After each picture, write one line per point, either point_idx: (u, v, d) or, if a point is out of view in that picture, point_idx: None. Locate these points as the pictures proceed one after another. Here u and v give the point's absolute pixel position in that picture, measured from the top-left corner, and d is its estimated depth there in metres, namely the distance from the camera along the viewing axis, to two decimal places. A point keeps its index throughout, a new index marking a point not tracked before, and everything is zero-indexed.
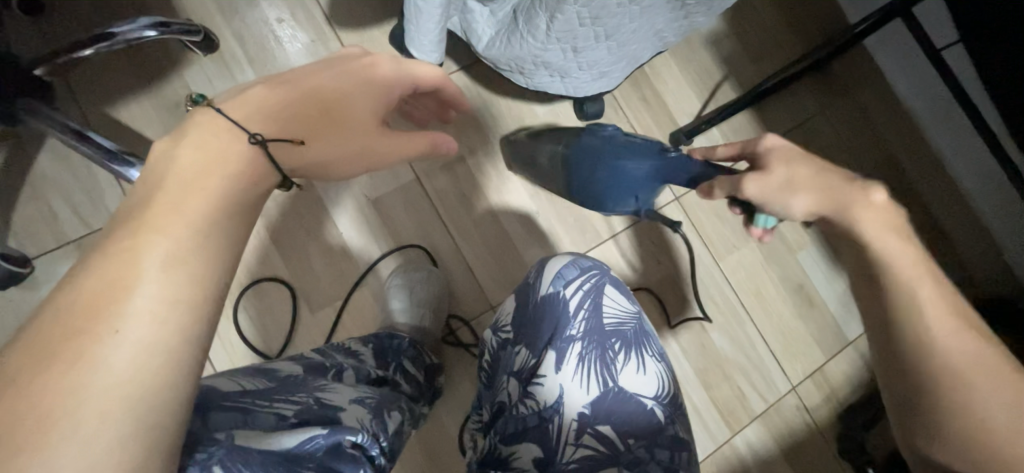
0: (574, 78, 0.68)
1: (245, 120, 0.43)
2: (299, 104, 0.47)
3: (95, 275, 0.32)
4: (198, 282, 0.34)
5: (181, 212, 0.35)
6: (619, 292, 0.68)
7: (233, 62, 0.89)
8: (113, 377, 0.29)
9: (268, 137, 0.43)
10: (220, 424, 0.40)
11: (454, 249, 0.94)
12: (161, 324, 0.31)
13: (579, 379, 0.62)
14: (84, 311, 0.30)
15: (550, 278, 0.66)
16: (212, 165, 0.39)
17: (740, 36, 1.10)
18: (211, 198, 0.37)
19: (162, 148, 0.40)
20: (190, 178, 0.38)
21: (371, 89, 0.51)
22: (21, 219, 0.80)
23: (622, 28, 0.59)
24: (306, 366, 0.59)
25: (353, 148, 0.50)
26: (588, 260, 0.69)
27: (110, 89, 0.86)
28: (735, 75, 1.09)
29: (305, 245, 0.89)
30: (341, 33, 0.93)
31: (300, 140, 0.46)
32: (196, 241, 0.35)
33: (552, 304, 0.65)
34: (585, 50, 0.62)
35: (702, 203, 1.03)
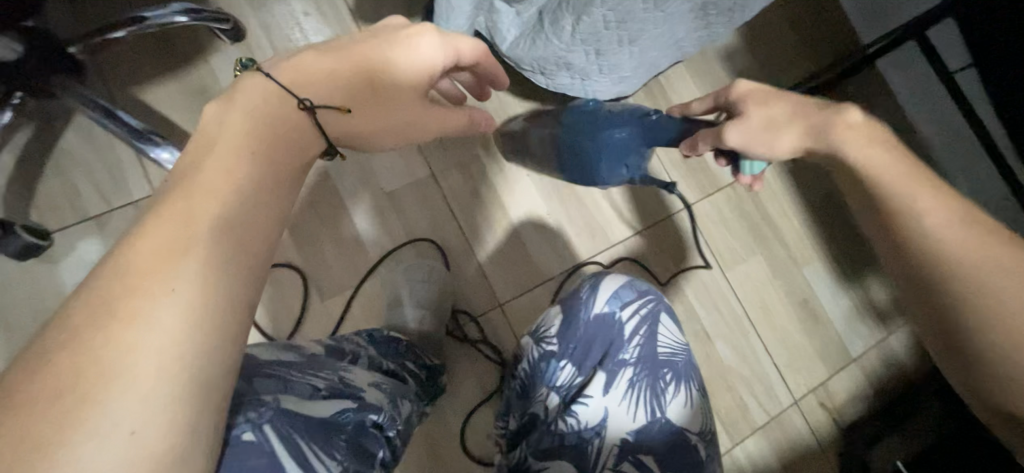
0: (594, 81, 0.69)
1: (295, 85, 0.45)
2: (342, 77, 0.48)
3: (148, 238, 0.33)
4: (247, 250, 0.35)
5: (233, 177, 0.37)
6: (672, 322, 0.70)
7: (259, 52, 0.92)
8: (165, 338, 0.30)
9: (315, 104, 0.45)
10: (264, 387, 0.42)
11: (466, 245, 0.95)
12: (210, 286, 0.33)
13: (627, 404, 0.63)
14: (137, 271, 0.31)
15: (607, 297, 0.68)
16: (253, 136, 0.40)
17: (754, 53, 1.12)
18: (259, 165, 0.39)
19: (214, 113, 0.41)
20: (235, 143, 0.39)
21: (416, 65, 0.51)
22: (44, 192, 0.81)
23: (645, 34, 0.61)
24: (330, 351, 0.61)
25: (391, 121, 0.51)
26: (644, 285, 0.71)
27: (137, 72, 0.88)
28: None
29: (318, 233, 0.90)
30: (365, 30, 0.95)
31: (345, 108, 0.48)
32: (245, 209, 0.36)
33: (604, 323, 0.68)
34: (608, 54, 0.63)
35: (712, 213, 1.04)
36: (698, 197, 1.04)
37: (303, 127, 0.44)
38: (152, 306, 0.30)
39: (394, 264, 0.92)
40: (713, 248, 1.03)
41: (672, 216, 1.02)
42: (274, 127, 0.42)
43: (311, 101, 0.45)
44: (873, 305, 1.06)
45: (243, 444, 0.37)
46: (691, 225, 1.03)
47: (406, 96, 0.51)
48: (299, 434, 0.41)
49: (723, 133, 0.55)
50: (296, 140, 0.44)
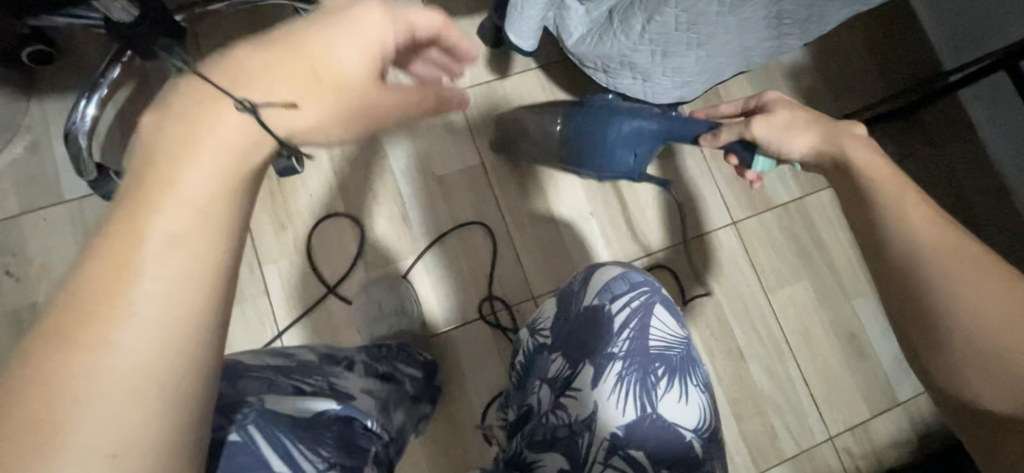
0: (656, 83, 0.69)
1: (230, 83, 0.33)
2: (280, 64, 0.35)
3: (106, 260, 0.28)
4: (211, 266, 0.29)
5: (179, 191, 0.29)
6: (668, 314, 0.63)
7: None
8: (129, 366, 0.26)
9: (251, 100, 0.33)
10: (249, 389, 0.42)
11: (507, 234, 0.97)
12: (172, 311, 0.28)
13: (616, 398, 0.59)
14: (107, 291, 0.27)
15: (597, 290, 0.63)
16: (207, 123, 0.31)
17: (821, 71, 1.08)
18: (218, 176, 0.30)
19: (149, 124, 0.31)
20: (182, 142, 0.30)
21: (358, 36, 0.37)
22: None
23: (715, 38, 0.61)
24: (323, 353, 0.59)
25: (344, 109, 0.37)
26: (639, 275, 0.64)
27: (226, 43, 0.95)
28: (813, 109, 1.07)
29: (369, 207, 0.94)
30: None
31: (289, 102, 0.34)
32: (212, 213, 0.30)
33: (594, 318, 0.62)
34: (674, 56, 0.63)
35: (760, 231, 1.02)
36: (746, 214, 1.02)
37: (238, 130, 0.32)
38: (113, 332, 0.27)
39: (438, 246, 0.95)
40: (757, 267, 1.01)
41: (717, 230, 1.01)
42: (210, 133, 0.31)
43: (253, 101, 0.33)
44: None
45: (233, 444, 0.36)
46: (736, 242, 1.01)
47: (367, 79, 0.37)
48: (284, 432, 0.38)
49: (751, 124, 0.62)
50: (238, 149, 0.32)
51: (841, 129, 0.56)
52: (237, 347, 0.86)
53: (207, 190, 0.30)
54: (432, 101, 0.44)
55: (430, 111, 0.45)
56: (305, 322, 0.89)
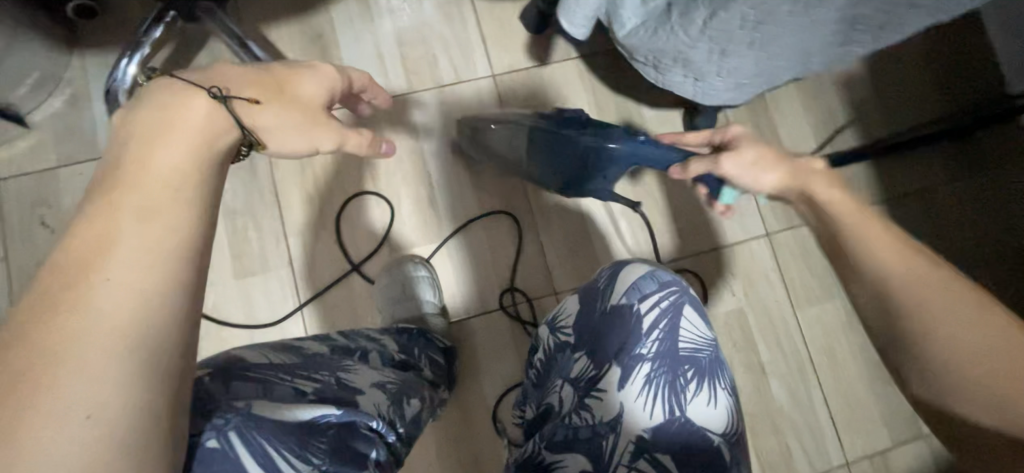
0: (707, 83, 0.66)
1: (203, 80, 0.44)
2: (251, 77, 0.46)
3: (85, 230, 0.32)
4: (177, 230, 0.34)
5: (153, 170, 0.36)
6: (698, 316, 0.61)
7: (376, 9, 0.97)
8: (109, 322, 0.29)
9: (230, 94, 0.44)
10: (240, 393, 0.38)
11: (534, 226, 0.95)
12: (145, 269, 0.31)
13: (643, 400, 0.57)
14: (83, 259, 0.31)
15: (624, 289, 0.61)
16: (167, 131, 0.39)
17: (875, 82, 1.03)
18: (184, 152, 0.38)
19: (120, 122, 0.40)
20: (158, 134, 0.38)
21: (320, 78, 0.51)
22: None
23: (779, 40, 0.57)
24: (333, 347, 0.55)
25: (291, 117, 0.48)
26: (667, 275, 0.62)
27: (266, 10, 0.94)
28: (862, 122, 1.02)
29: (397, 187, 0.93)
30: (476, 3, 0.99)
31: (256, 100, 0.45)
32: (174, 192, 0.35)
33: (620, 317, 0.60)
34: (732, 56, 0.60)
35: (794, 246, 0.98)
36: (780, 226, 0.99)
37: (210, 115, 0.41)
38: (93, 290, 0.30)
39: (462, 233, 0.94)
40: (788, 282, 0.97)
41: (749, 240, 0.98)
42: (186, 118, 0.40)
43: (223, 93, 0.43)
44: None
45: (208, 451, 0.34)
46: (768, 254, 0.98)
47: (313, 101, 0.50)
48: (268, 440, 0.36)
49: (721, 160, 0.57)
50: (201, 135, 0.40)
51: (808, 164, 0.52)
52: (260, 316, 0.87)
53: (175, 167, 0.37)
54: (357, 141, 0.51)
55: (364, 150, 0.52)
56: (327, 296, 0.89)
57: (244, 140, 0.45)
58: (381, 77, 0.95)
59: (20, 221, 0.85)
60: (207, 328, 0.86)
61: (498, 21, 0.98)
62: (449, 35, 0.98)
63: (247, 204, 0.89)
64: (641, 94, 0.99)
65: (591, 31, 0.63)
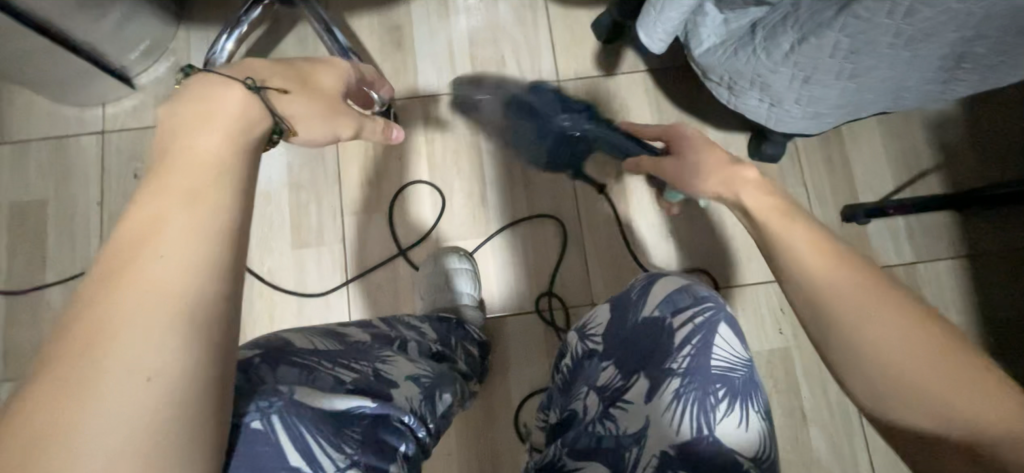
0: (784, 110, 0.64)
1: (236, 74, 0.44)
2: (278, 69, 0.48)
3: (138, 214, 0.34)
4: (222, 214, 0.35)
5: (197, 152, 0.37)
6: (735, 333, 0.55)
7: (452, 6, 1.00)
8: (160, 297, 0.31)
9: (261, 84, 0.45)
10: (284, 378, 0.41)
11: (581, 235, 0.95)
12: (193, 247, 0.33)
13: (670, 417, 0.52)
14: (138, 240, 0.32)
15: (657, 300, 0.57)
16: (209, 120, 0.39)
17: (969, 126, 0.95)
18: (225, 139, 0.39)
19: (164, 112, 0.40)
20: (202, 121, 0.39)
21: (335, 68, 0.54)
22: None
23: (873, 72, 0.54)
24: (375, 335, 0.55)
25: (319, 107, 0.50)
26: (704, 288, 0.57)
27: None
28: (950, 168, 0.95)
29: (451, 180, 0.96)
30: (550, 7, 1.00)
31: (284, 90, 0.47)
32: (218, 177, 0.36)
33: (652, 330, 0.56)
34: (817, 84, 0.58)
35: None
36: None
37: (246, 105, 0.42)
38: (147, 267, 0.31)
39: (508, 232, 0.95)
40: None
41: None
42: (224, 106, 0.41)
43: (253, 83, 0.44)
44: None
45: (251, 431, 0.37)
46: None
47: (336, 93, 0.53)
48: (305, 427, 0.38)
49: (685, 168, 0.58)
50: (241, 121, 0.41)
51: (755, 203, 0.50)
52: (310, 286, 0.92)
53: (218, 152, 0.38)
54: (372, 128, 0.56)
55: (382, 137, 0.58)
56: (373, 276, 0.93)
57: (276, 128, 0.45)
58: (449, 72, 0.98)
59: (118, 171, 0.94)
60: (262, 290, 0.92)
61: (570, 27, 0.99)
62: (520, 37, 0.99)
63: (311, 179, 0.95)
64: (707, 113, 0.96)
65: (668, 46, 0.62)
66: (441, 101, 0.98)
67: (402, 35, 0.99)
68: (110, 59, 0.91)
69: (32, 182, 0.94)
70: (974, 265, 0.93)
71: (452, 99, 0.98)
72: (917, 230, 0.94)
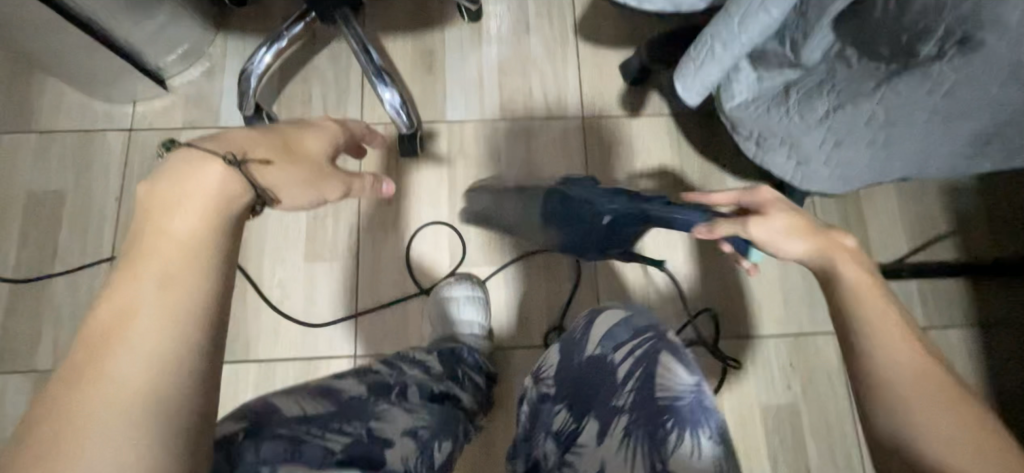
0: (811, 169, 0.64)
1: (216, 145, 0.39)
2: (258, 137, 0.43)
3: (107, 301, 0.32)
4: (194, 298, 0.33)
5: (172, 234, 0.34)
6: (681, 363, 0.49)
7: (485, 36, 1.03)
8: (125, 397, 0.29)
9: (244, 157, 0.40)
10: (266, 459, 0.37)
11: (595, 272, 0.94)
12: (161, 350, 0.31)
13: (620, 460, 0.47)
14: (103, 333, 0.31)
15: (598, 337, 0.54)
16: (184, 187, 0.36)
17: (984, 195, 0.96)
18: (203, 210, 0.36)
19: (139, 187, 0.37)
20: (176, 188, 0.36)
21: (322, 130, 0.50)
22: (288, 92, 0.98)
23: (905, 142, 0.55)
24: (372, 385, 0.51)
25: (306, 175, 0.45)
26: (644, 319, 0.52)
27: (387, 21, 1.02)
28: (964, 234, 0.95)
29: (470, 206, 0.96)
30: (581, 46, 1.02)
31: (267, 160, 0.42)
32: (188, 256, 0.34)
33: (597, 369, 0.53)
34: (847, 149, 0.58)
35: None
36: None
37: (225, 180, 0.38)
38: (113, 365, 0.30)
39: (522, 263, 0.95)
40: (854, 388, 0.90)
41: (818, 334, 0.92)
42: (203, 183, 0.37)
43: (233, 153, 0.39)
44: None
45: None
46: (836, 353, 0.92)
47: (324, 157, 0.49)
48: None
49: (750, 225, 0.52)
50: (219, 192, 0.37)
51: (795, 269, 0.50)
52: (318, 301, 0.91)
53: (192, 227, 0.35)
54: (361, 185, 0.52)
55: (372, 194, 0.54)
56: (382, 296, 0.92)
57: (258, 202, 0.41)
58: (476, 100, 1.00)
59: (140, 169, 0.95)
60: (269, 300, 0.91)
61: (598, 66, 1.01)
62: (549, 72, 1.02)
63: None
64: (727, 161, 0.98)
65: (702, 100, 0.62)
66: (466, 126, 0.99)
67: (434, 60, 1.01)
68: (146, 60, 0.92)
69: (53, 171, 0.94)
70: (987, 334, 0.93)
71: (477, 126, 0.99)
72: (930, 294, 0.94)
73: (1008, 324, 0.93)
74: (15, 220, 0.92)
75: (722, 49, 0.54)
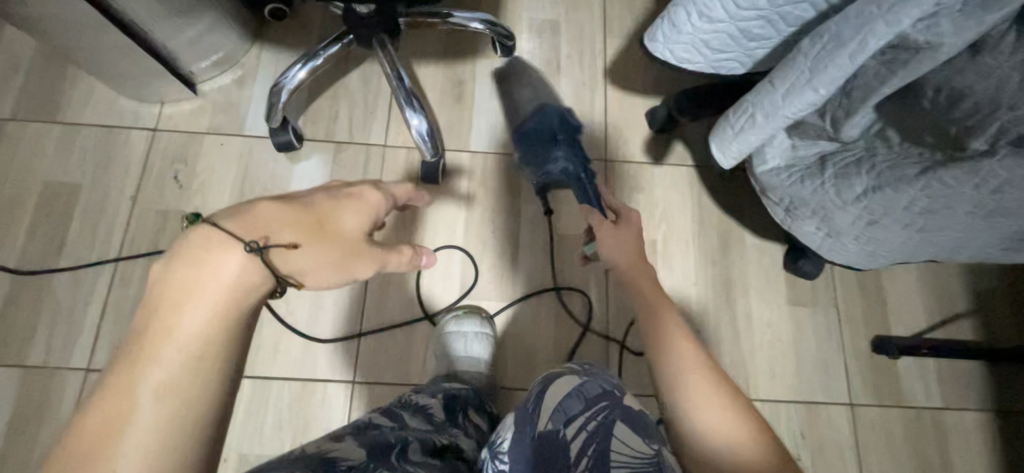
0: (840, 242, 0.63)
1: (240, 227, 0.40)
2: (290, 216, 0.43)
3: (99, 408, 0.34)
4: (193, 409, 0.35)
5: (179, 337, 0.36)
6: (635, 432, 0.45)
7: (515, 71, 1.04)
8: None
9: (266, 244, 0.40)
10: None
11: (604, 317, 0.93)
12: (150, 466, 0.33)
13: None
14: (96, 444, 0.33)
15: (549, 410, 0.46)
16: (188, 290, 0.37)
17: (1005, 276, 0.95)
18: (212, 312, 0.37)
19: (157, 272, 0.37)
20: (183, 290, 0.37)
21: (364, 203, 0.49)
22: (315, 108, 0.99)
23: (943, 229, 0.54)
24: (369, 449, 0.50)
25: (333, 255, 0.45)
26: (595, 385, 0.48)
27: (421, 48, 1.04)
28: (983, 315, 0.94)
29: (485, 237, 0.95)
30: (609, 90, 1.03)
31: (292, 244, 0.42)
32: (191, 364, 0.35)
33: (550, 451, 0.44)
34: (882, 228, 0.57)
35: (878, 428, 0.89)
36: (867, 400, 0.90)
37: (245, 268, 0.39)
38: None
39: (531, 301, 0.93)
40: (864, 465, 0.87)
41: (829, 405, 0.89)
42: (218, 277, 0.38)
43: (260, 241, 0.40)
44: None
45: None
46: (847, 427, 0.89)
47: (360, 233, 0.48)
48: None
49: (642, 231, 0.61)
50: (236, 288, 0.38)
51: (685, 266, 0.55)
52: (321, 322, 0.89)
53: (198, 333, 0.36)
54: (398, 259, 0.52)
55: (408, 264, 0.54)
56: (386, 324, 0.90)
57: (277, 288, 0.42)
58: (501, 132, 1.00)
59: (159, 170, 0.94)
60: (272, 316, 0.88)
61: (624, 112, 1.02)
62: (574, 112, 1.02)
63: None
64: (747, 217, 0.97)
65: (734, 163, 0.61)
66: (488, 158, 0.99)
67: (463, 90, 1.02)
68: (180, 64, 0.93)
69: (72, 165, 0.94)
70: (1005, 421, 0.90)
71: (499, 158, 0.99)
72: (947, 374, 0.91)
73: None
74: (27, 211, 0.91)
75: (764, 119, 0.54)
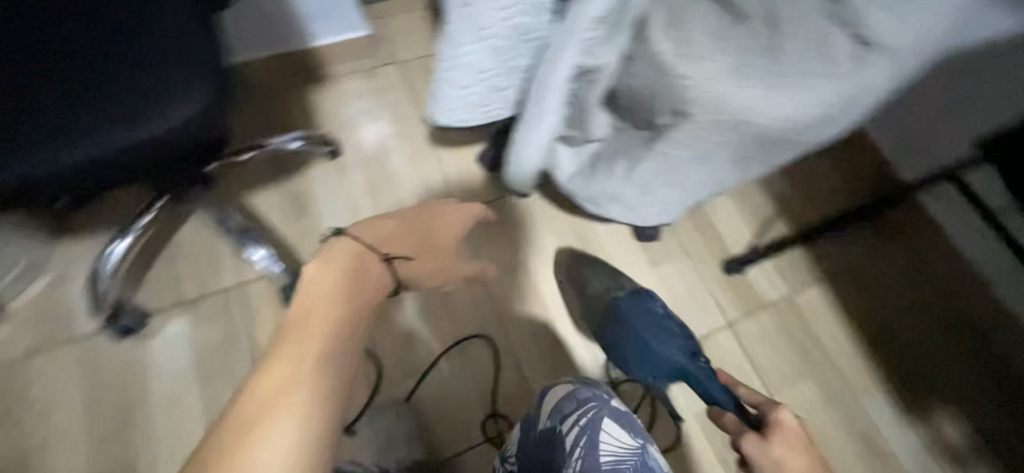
0: (641, 212, 0.78)
1: (377, 240, 0.72)
2: (400, 237, 0.76)
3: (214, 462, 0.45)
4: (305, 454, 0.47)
5: (276, 419, 0.48)
6: (619, 428, 0.63)
7: (347, 166, 1.10)
8: None
9: (394, 256, 0.74)
10: None
11: (513, 350, 0.99)
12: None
13: None
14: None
15: (549, 411, 0.66)
16: (293, 376, 0.51)
17: (790, 176, 1.19)
18: (316, 380, 0.52)
19: (314, 269, 0.63)
20: (284, 388, 0.50)
21: (456, 212, 0.83)
22: (152, 278, 0.94)
23: (692, 180, 0.69)
24: None
25: (432, 271, 0.81)
26: (587, 391, 0.66)
27: (246, 180, 1.05)
28: (787, 213, 1.17)
29: (378, 328, 0.97)
30: (437, 152, 1.13)
31: (409, 257, 0.76)
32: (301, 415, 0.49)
33: (549, 440, 0.65)
34: (655, 192, 0.72)
35: (756, 334, 1.05)
36: (737, 315, 1.06)
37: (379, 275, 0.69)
38: None
39: (443, 365, 0.97)
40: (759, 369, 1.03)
41: (716, 333, 1.04)
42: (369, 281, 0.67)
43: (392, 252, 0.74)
44: (943, 445, 0.99)
45: None
46: (734, 344, 1.04)
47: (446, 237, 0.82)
48: None
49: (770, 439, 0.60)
50: (353, 287, 0.64)
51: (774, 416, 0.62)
52: None
53: (292, 435, 0.47)
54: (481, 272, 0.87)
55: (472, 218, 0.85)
56: None
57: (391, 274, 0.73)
58: None
59: None
60: None
61: (457, 166, 1.12)
62: (416, 183, 1.10)
63: (223, 366, 0.91)
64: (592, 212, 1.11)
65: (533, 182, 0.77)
66: None
67: (303, 203, 1.05)
68: None
69: None
70: (838, 284, 1.11)
71: None
72: (784, 268, 1.12)
73: (848, 271, 1.12)
74: None
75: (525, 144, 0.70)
